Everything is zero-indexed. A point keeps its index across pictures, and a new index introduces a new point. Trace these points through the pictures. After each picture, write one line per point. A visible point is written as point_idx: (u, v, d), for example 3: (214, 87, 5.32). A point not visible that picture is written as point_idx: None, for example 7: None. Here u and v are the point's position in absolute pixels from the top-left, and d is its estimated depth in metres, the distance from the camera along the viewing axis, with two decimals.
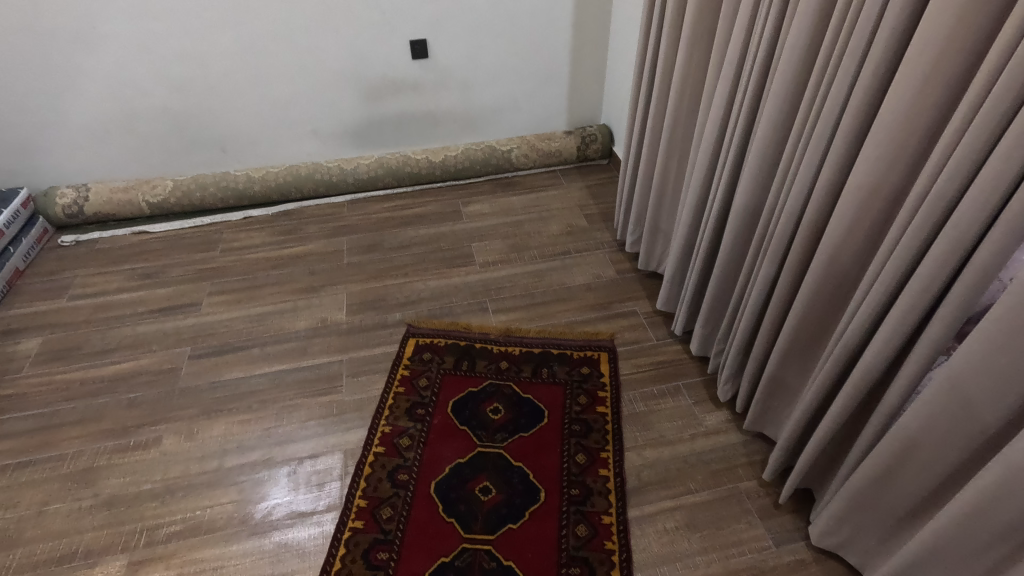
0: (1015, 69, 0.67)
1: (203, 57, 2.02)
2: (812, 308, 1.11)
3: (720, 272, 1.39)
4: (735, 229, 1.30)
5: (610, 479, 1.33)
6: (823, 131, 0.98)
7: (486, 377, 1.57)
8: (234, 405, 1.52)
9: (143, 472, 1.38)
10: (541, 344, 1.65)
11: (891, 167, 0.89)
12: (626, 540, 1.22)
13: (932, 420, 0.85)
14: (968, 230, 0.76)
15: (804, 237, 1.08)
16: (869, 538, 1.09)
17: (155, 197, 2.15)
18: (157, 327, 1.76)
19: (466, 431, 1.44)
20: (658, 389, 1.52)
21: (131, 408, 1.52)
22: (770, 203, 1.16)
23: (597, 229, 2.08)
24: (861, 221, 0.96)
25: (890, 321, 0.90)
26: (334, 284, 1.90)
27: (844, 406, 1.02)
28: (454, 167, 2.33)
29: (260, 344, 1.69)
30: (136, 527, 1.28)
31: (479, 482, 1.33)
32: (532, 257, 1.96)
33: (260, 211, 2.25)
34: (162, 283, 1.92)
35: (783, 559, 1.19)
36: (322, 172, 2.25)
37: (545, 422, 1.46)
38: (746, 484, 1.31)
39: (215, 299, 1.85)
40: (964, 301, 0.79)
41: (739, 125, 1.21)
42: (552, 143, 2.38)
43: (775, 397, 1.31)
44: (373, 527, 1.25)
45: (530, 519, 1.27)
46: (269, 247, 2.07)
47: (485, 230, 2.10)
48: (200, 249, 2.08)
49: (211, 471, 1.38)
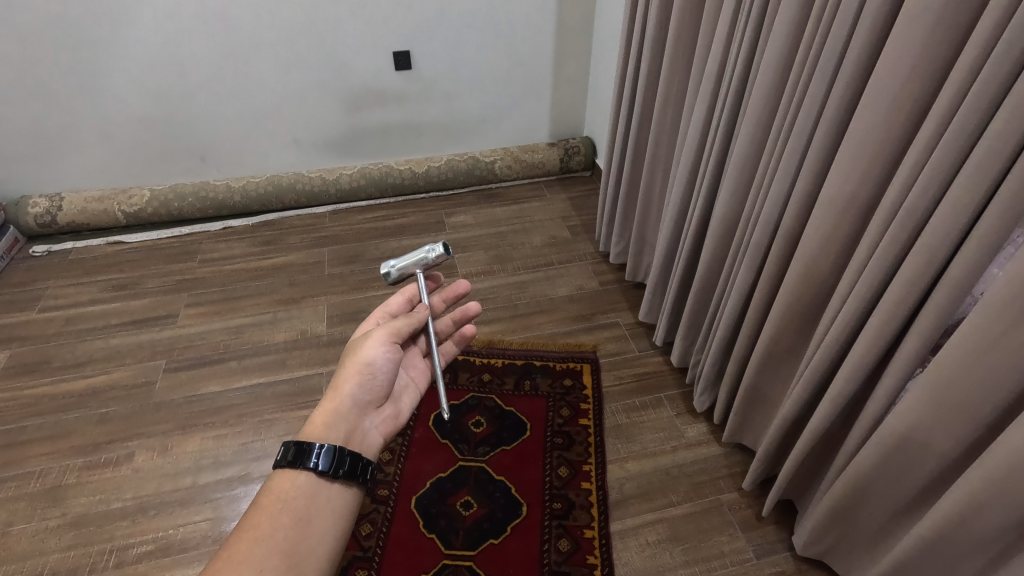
0: (981, 89, 0.69)
1: (182, 66, 2.00)
2: (790, 320, 1.12)
3: (699, 283, 1.40)
4: (714, 241, 1.31)
5: (592, 492, 1.32)
6: (798, 145, 0.99)
7: (468, 390, 1.55)
8: (210, 420, 1.49)
9: (114, 490, 1.34)
10: (523, 356, 1.64)
11: (865, 181, 0.90)
12: (608, 553, 1.21)
13: (911, 431, 0.86)
14: (939, 244, 0.78)
15: (781, 249, 1.10)
16: (851, 548, 1.10)
17: (131, 207, 2.11)
18: (131, 339, 1.72)
19: (448, 445, 1.43)
20: (640, 400, 1.52)
21: (102, 423, 1.48)
22: (747, 215, 1.18)
23: (579, 241, 2.09)
24: (837, 235, 0.98)
25: (866, 335, 0.91)
26: (315, 295, 1.87)
27: (824, 418, 1.03)
28: (437, 178, 2.32)
29: (238, 357, 1.66)
30: (105, 547, 1.24)
31: (460, 497, 1.32)
32: (515, 268, 1.96)
33: (240, 221, 2.22)
34: (138, 295, 1.88)
35: (765, 571, 1.19)
36: (303, 182, 2.23)
37: (528, 434, 1.45)
38: (727, 496, 1.32)
39: (192, 311, 1.82)
40: (936, 313, 0.81)
41: (718, 138, 1.23)
42: (535, 154, 2.39)
43: (755, 409, 1.32)
44: (352, 544, 1.23)
45: (512, 533, 1.25)
46: (248, 257, 2.04)
47: (468, 241, 2.10)
48: (178, 259, 2.04)
49: (185, 487, 1.34)
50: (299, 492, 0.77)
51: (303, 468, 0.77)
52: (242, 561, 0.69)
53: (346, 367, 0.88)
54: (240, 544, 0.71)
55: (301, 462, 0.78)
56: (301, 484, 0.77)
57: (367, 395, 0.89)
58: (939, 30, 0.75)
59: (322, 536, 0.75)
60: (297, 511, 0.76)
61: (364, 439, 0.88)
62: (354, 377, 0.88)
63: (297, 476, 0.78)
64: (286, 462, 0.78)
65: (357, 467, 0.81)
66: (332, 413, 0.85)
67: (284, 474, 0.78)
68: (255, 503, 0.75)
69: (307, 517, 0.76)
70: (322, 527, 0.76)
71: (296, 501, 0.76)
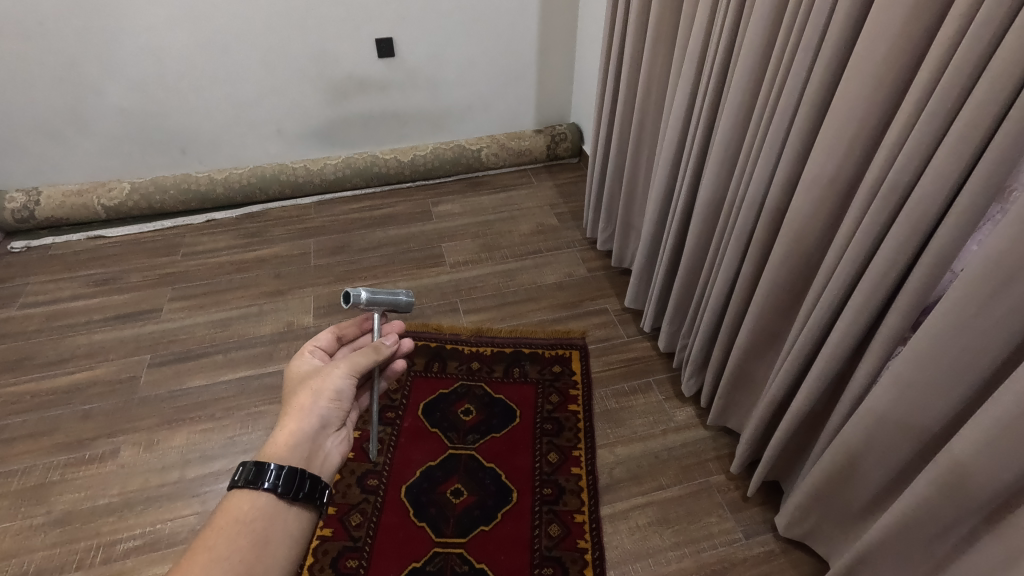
0: (961, 61, 0.68)
1: (159, 56, 1.96)
2: (774, 303, 1.12)
3: (686, 268, 1.39)
4: (699, 226, 1.31)
5: (582, 477, 1.33)
6: (782, 125, 0.99)
7: (456, 378, 1.55)
8: (197, 414, 1.47)
9: (99, 486, 1.32)
10: (512, 344, 1.64)
11: (846, 161, 0.90)
12: (598, 538, 1.22)
13: (892, 408, 0.86)
14: (919, 221, 0.78)
15: (766, 231, 1.09)
16: (835, 527, 1.11)
17: (110, 201, 2.07)
18: (114, 334, 1.69)
19: (437, 433, 1.42)
20: (629, 385, 1.52)
21: (86, 420, 1.46)
22: (732, 197, 1.18)
23: (567, 228, 2.08)
24: (819, 216, 0.97)
25: (849, 315, 0.91)
26: (301, 287, 1.86)
27: (808, 399, 1.04)
28: (423, 167, 2.30)
29: (224, 350, 1.64)
30: (92, 543, 1.23)
31: (451, 485, 1.32)
32: (502, 256, 1.95)
33: (224, 214, 2.19)
34: (120, 290, 1.85)
35: (753, 550, 1.20)
36: (287, 173, 2.20)
37: (517, 422, 1.45)
38: (716, 478, 1.32)
39: (175, 305, 1.79)
40: (918, 291, 0.81)
41: (702, 121, 1.22)
42: (521, 142, 2.37)
43: (742, 392, 1.32)
44: (342, 534, 1.23)
45: (502, 520, 1.26)
46: (232, 250, 2.02)
47: (455, 230, 2.09)
48: (161, 253, 2.01)
49: (172, 482, 1.33)
50: (257, 514, 0.74)
51: (261, 488, 0.75)
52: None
53: (301, 393, 0.86)
54: (192, 560, 0.67)
55: (258, 482, 0.75)
56: (257, 507, 0.74)
57: (331, 416, 0.87)
58: (918, 5, 0.74)
59: (279, 559, 0.72)
60: (254, 533, 0.73)
61: (328, 459, 0.86)
62: (318, 400, 0.86)
63: (256, 496, 0.75)
64: (243, 481, 0.75)
65: (317, 489, 0.79)
66: (297, 433, 0.83)
67: (241, 495, 0.75)
68: (210, 521, 0.72)
69: (264, 539, 0.73)
70: (279, 549, 0.73)
71: (253, 524, 0.73)
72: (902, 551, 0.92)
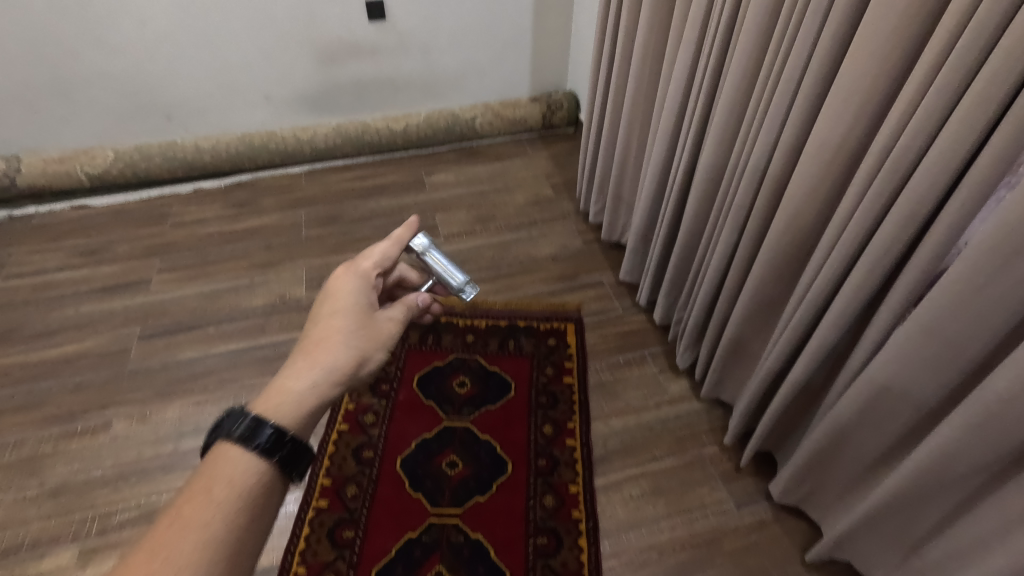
0: (977, 30, 0.65)
1: (138, 16, 1.87)
2: (770, 278, 1.11)
3: (684, 242, 1.37)
4: (697, 200, 1.28)
5: (577, 449, 1.34)
6: (785, 96, 0.96)
7: (451, 351, 1.54)
8: (189, 386, 1.46)
9: (92, 458, 1.32)
10: (507, 317, 1.63)
11: (850, 133, 0.87)
12: (592, 508, 1.23)
13: (895, 379, 0.87)
14: (924, 194, 0.76)
15: (765, 204, 1.07)
16: (826, 495, 1.12)
17: (94, 168, 2.01)
18: (104, 306, 1.67)
19: (432, 405, 1.42)
20: (625, 358, 1.52)
21: (75, 392, 1.44)
22: (733, 170, 1.15)
23: (563, 199, 2.05)
24: (820, 189, 0.95)
25: (849, 289, 0.90)
26: (293, 258, 1.83)
27: (804, 372, 1.04)
28: (416, 136, 2.25)
29: (216, 322, 1.62)
30: (87, 515, 1.22)
31: (446, 457, 1.32)
32: (497, 227, 1.93)
33: (211, 182, 2.14)
34: (108, 260, 1.82)
35: (745, 520, 1.22)
36: (277, 141, 2.14)
37: (512, 394, 1.45)
38: (709, 450, 1.34)
39: (164, 277, 1.77)
40: (923, 266, 0.80)
41: (703, 90, 1.18)
42: (516, 110, 2.32)
43: (734, 366, 1.33)
44: (338, 506, 1.24)
45: (498, 491, 1.27)
46: (221, 220, 1.98)
47: (448, 200, 2.05)
48: (148, 223, 1.96)
49: (166, 454, 1.33)
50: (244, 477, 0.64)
51: (253, 447, 0.64)
52: (169, 562, 0.56)
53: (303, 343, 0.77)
54: (144, 556, 0.56)
55: (250, 439, 0.65)
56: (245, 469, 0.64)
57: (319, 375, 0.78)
58: None
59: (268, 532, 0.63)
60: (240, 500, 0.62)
61: None
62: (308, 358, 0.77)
63: (244, 457, 0.64)
64: (223, 437, 0.65)
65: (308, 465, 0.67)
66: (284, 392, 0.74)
67: (232, 449, 0.65)
68: (186, 487, 0.61)
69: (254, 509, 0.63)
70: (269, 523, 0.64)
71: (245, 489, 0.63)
72: (898, 518, 0.95)
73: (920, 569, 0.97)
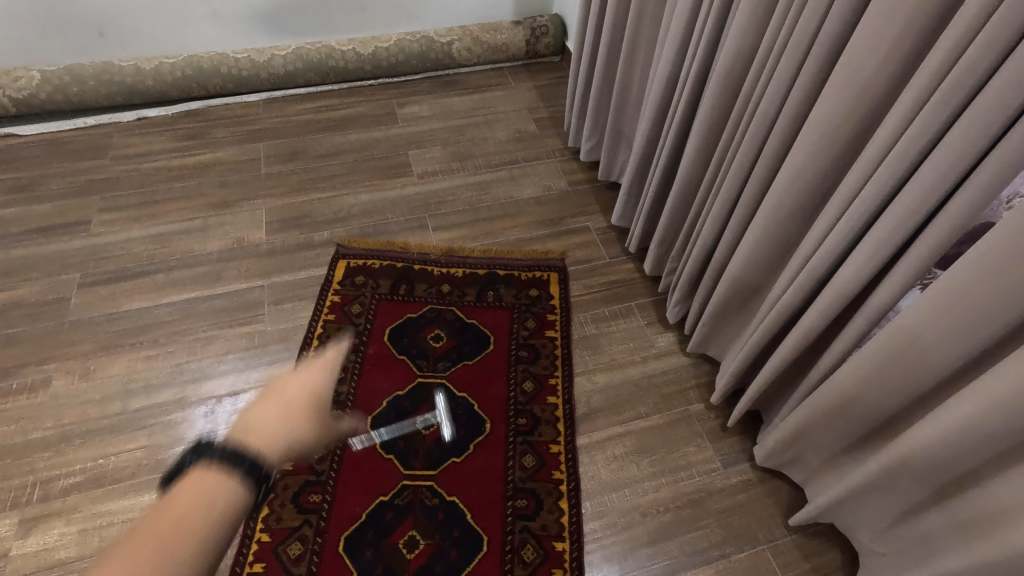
0: None
1: None
2: (776, 228, 1.01)
3: (680, 186, 1.25)
4: (698, 139, 1.15)
5: (558, 406, 1.27)
6: (813, 15, 0.82)
7: (426, 303, 1.43)
8: (138, 339, 1.34)
9: (31, 419, 1.20)
10: (486, 265, 1.51)
11: (889, 61, 0.75)
12: (574, 468, 1.18)
13: (914, 344, 0.78)
14: (974, 136, 0.65)
15: (777, 146, 0.95)
16: (816, 459, 1.08)
17: (19, 91, 1.77)
18: (38, 250, 1.50)
19: (406, 361, 1.33)
20: (610, 310, 1.43)
21: (8, 346, 1.31)
22: (742, 105, 1.02)
23: (547, 136, 1.89)
24: (844, 129, 0.83)
25: (868, 247, 0.81)
26: (251, 197, 1.66)
27: (807, 333, 0.96)
28: (387, 62, 2.03)
29: (166, 269, 1.48)
30: (28, 480, 1.13)
31: (420, 416, 1.24)
32: (475, 166, 1.77)
33: (157, 110, 1.92)
34: (41, 198, 1.63)
35: (730, 480, 1.17)
36: (230, 64, 1.91)
37: (491, 349, 1.36)
38: (696, 407, 1.28)
39: (106, 217, 1.59)
40: (959, 223, 0.70)
41: (714, 9, 1.02)
42: (498, 35, 2.10)
43: (728, 322, 1.25)
44: (304, 469, 1.16)
45: (474, 452, 1.20)
46: (169, 154, 1.78)
47: (423, 136, 1.88)
48: (87, 156, 1.76)
49: (114, 414, 1.22)
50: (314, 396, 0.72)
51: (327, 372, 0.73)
52: (259, 435, 0.66)
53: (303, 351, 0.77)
54: (247, 427, 0.66)
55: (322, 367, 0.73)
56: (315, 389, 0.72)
57: None
58: None
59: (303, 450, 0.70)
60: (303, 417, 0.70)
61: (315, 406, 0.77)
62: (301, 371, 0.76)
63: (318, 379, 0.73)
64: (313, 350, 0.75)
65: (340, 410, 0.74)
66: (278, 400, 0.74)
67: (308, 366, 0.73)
68: (282, 379, 0.72)
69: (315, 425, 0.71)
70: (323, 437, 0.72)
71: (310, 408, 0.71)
72: (893, 486, 0.89)
73: (908, 537, 0.92)
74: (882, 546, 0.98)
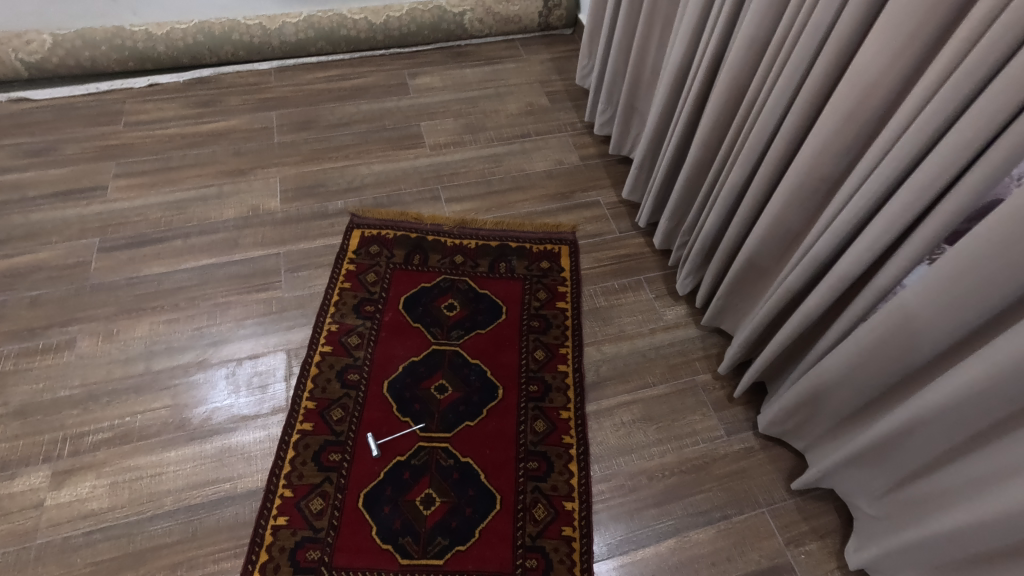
0: None
1: None
2: (789, 203, 1.03)
3: (694, 161, 1.27)
4: (714, 114, 1.17)
5: (569, 374, 1.31)
6: None
7: (439, 273, 1.46)
8: (159, 303, 1.37)
9: (58, 377, 1.24)
10: (498, 237, 1.54)
11: (912, 39, 0.76)
12: (583, 433, 1.22)
13: (919, 316, 0.81)
14: (990, 118, 0.67)
15: (794, 122, 0.97)
16: (816, 428, 1.12)
17: (31, 55, 1.77)
18: (56, 214, 1.52)
19: (420, 328, 1.36)
20: (620, 283, 1.46)
21: (32, 307, 1.34)
22: (760, 79, 1.03)
23: (559, 109, 1.89)
24: (863, 107, 0.85)
25: (879, 225, 0.83)
26: (265, 165, 1.68)
27: (815, 306, 0.99)
28: (398, 32, 2.02)
29: (184, 235, 1.50)
30: (57, 436, 1.17)
31: (435, 381, 1.28)
32: (487, 139, 1.78)
33: (168, 77, 1.91)
34: (57, 162, 1.64)
35: (733, 447, 1.22)
36: (241, 32, 1.90)
37: (503, 318, 1.40)
38: (702, 377, 1.32)
39: (121, 183, 1.61)
40: (971, 201, 0.72)
41: None
42: (510, 6, 2.08)
43: (736, 296, 1.28)
44: (323, 429, 1.20)
45: (487, 416, 1.24)
46: (182, 121, 1.78)
47: (435, 107, 1.88)
48: (101, 121, 1.77)
49: (138, 374, 1.26)
50: None
51: None
52: None
53: None
54: None
55: None
56: None
57: None
58: None
59: None
60: None
61: None
62: None
63: None
64: None
65: None
66: None
67: None
68: None
69: None
70: None
71: None
72: (891, 452, 0.94)
73: (901, 501, 0.97)
74: (875, 512, 1.02)
